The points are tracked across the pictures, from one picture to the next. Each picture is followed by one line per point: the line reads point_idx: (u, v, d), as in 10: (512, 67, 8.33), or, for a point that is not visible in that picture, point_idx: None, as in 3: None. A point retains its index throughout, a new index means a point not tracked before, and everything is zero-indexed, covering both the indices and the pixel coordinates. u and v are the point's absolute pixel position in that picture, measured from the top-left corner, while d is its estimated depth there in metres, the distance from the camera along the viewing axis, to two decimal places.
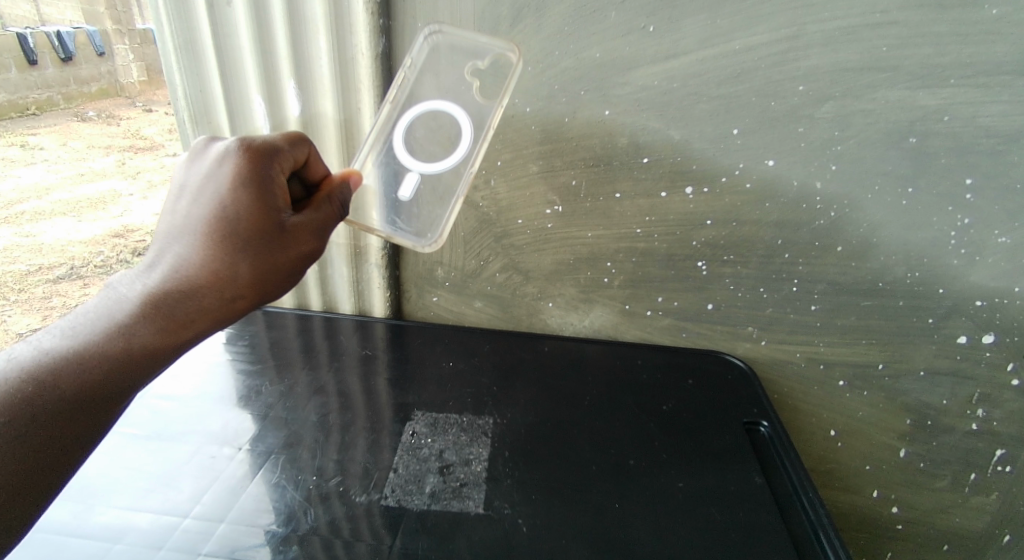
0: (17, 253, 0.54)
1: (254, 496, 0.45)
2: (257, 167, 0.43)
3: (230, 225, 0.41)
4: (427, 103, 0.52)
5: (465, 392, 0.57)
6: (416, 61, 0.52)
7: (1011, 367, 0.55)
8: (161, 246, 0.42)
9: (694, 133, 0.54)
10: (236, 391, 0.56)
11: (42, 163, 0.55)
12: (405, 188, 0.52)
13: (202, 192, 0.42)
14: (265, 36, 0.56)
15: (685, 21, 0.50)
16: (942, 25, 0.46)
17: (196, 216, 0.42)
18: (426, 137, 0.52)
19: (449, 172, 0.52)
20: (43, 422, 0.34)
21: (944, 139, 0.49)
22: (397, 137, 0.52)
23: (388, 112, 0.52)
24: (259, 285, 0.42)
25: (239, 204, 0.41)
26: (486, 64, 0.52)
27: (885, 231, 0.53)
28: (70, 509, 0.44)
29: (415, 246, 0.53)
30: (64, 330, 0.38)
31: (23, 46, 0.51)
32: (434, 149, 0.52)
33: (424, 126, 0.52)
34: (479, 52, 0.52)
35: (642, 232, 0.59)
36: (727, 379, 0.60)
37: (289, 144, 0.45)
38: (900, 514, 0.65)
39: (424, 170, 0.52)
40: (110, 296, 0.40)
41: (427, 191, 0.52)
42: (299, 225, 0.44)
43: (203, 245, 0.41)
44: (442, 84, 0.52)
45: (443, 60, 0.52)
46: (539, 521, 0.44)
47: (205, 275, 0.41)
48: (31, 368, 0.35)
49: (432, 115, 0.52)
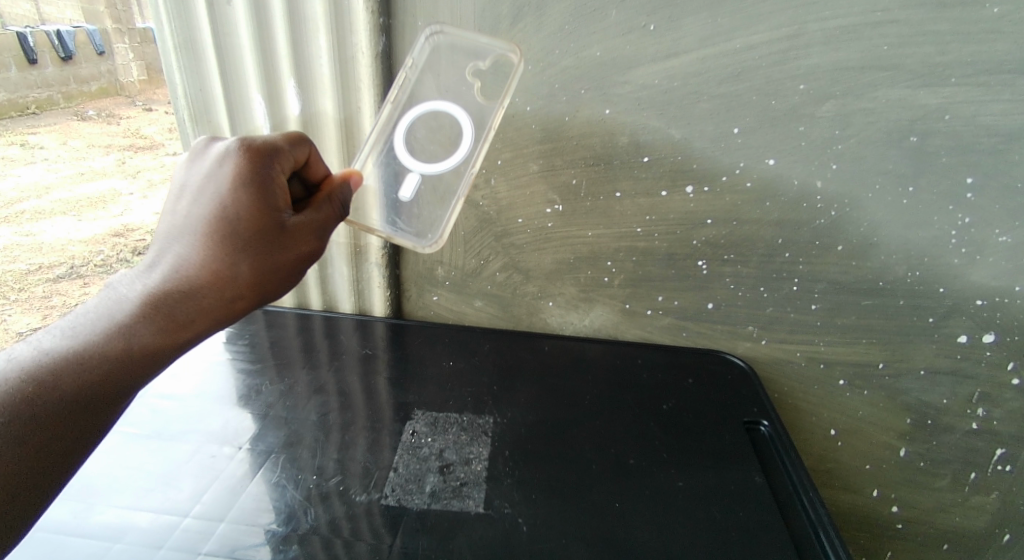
0: (17, 253, 0.54)
1: (254, 496, 0.45)
2: (257, 167, 0.43)
3: (230, 225, 0.41)
4: (428, 103, 0.52)
5: (465, 392, 0.57)
6: (416, 61, 0.52)
7: (1011, 366, 0.55)
8: (161, 246, 0.42)
9: (695, 132, 0.54)
10: (236, 390, 0.56)
11: (42, 163, 0.55)
12: (405, 189, 0.52)
13: (202, 192, 0.42)
14: (265, 35, 0.56)
15: (685, 20, 0.50)
16: (943, 24, 0.46)
17: (196, 216, 0.42)
18: (426, 137, 0.52)
19: (450, 172, 0.52)
20: (44, 422, 0.34)
21: (945, 139, 0.49)
22: (397, 137, 0.52)
23: (389, 112, 0.52)
24: (259, 285, 0.42)
25: (239, 204, 0.41)
26: (487, 65, 0.52)
27: (885, 230, 0.53)
28: (70, 509, 0.44)
29: (415, 247, 0.53)
30: (64, 331, 0.38)
31: (23, 45, 0.50)
32: (434, 149, 0.52)
33: (424, 127, 0.52)
34: (480, 52, 0.52)
35: (642, 231, 0.59)
36: (727, 379, 0.60)
37: (289, 144, 0.45)
38: (900, 513, 0.65)
39: (424, 170, 0.52)
40: (110, 296, 0.40)
41: (427, 191, 0.52)
42: (299, 225, 0.44)
43: (203, 245, 0.41)
44: (443, 84, 0.52)
45: (443, 60, 0.52)
46: (539, 520, 0.44)
47: (205, 275, 0.41)
48: (31, 368, 0.35)
49: (433, 115, 0.52)
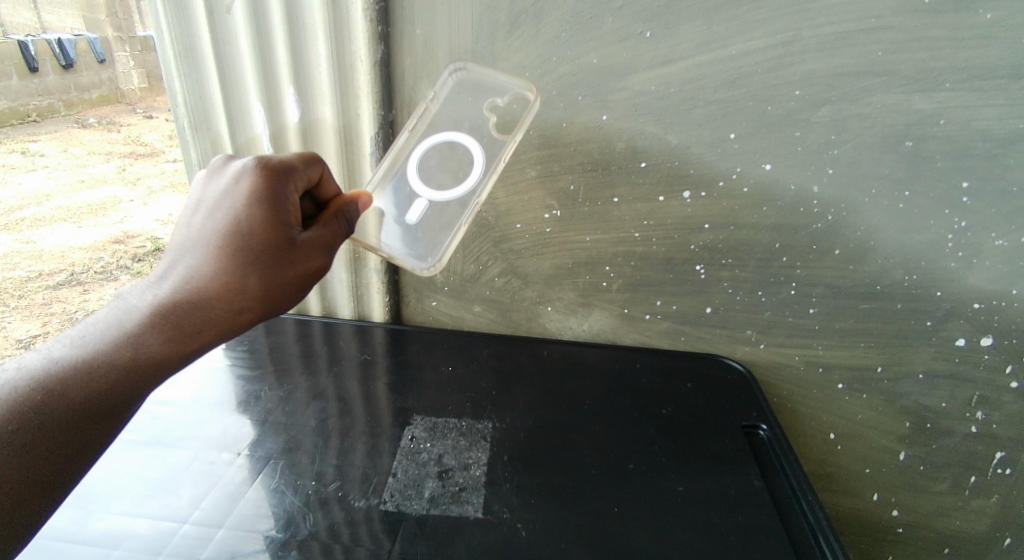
0: (18, 260, 0.54)
1: (252, 502, 0.45)
2: (272, 185, 0.44)
3: (242, 239, 0.42)
4: (444, 134, 0.54)
5: (464, 397, 0.57)
6: (438, 94, 0.54)
7: (1009, 369, 0.55)
8: (172, 258, 0.43)
9: (692, 138, 0.54)
10: (235, 395, 0.56)
11: (42, 171, 0.55)
12: (410, 213, 0.53)
13: (217, 207, 0.43)
14: (265, 43, 0.57)
15: (681, 26, 0.50)
16: (937, 30, 0.46)
17: (208, 230, 0.42)
18: (437, 165, 0.53)
19: (456, 201, 0.52)
20: (51, 429, 0.34)
21: (941, 143, 0.49)
22: (410, 163, 0.54)
23: (405, 139, 0.54)
24: (266, 298, 0.43)
25: (252, 219, 0.42)
26: (505, 102, 0.54)
27: (881, 235, 0.54)
28: (69, 515, 0.44)
29: (412, 269, 0.52)
30: (73, 340, 0.38)
31: (24, 54, 0.51)
32: (444, 177, 0.53)
33: (436, 156, 0.53)
34: (499, 89, 0.54)
35: (640, 236, 0.59)
36: (726, 382, 0.60)
37: (303, 163, 0.46)
38: (901, 517, 0.65)
39: (432, 197, 0.52)
40: (120, 306, 0.40)
41: (433, 217, 0.52)
42: (309, 241, 0.44)
43: (214, 259, 0.41)
44: (461, 117, 0.54)
45: (464, 95, 0.54)
46: (538, 526, 0.44)
47: (214, 287, 0.41)
48: (39, 376, 0.35)
49: (447, 145, 0.53)
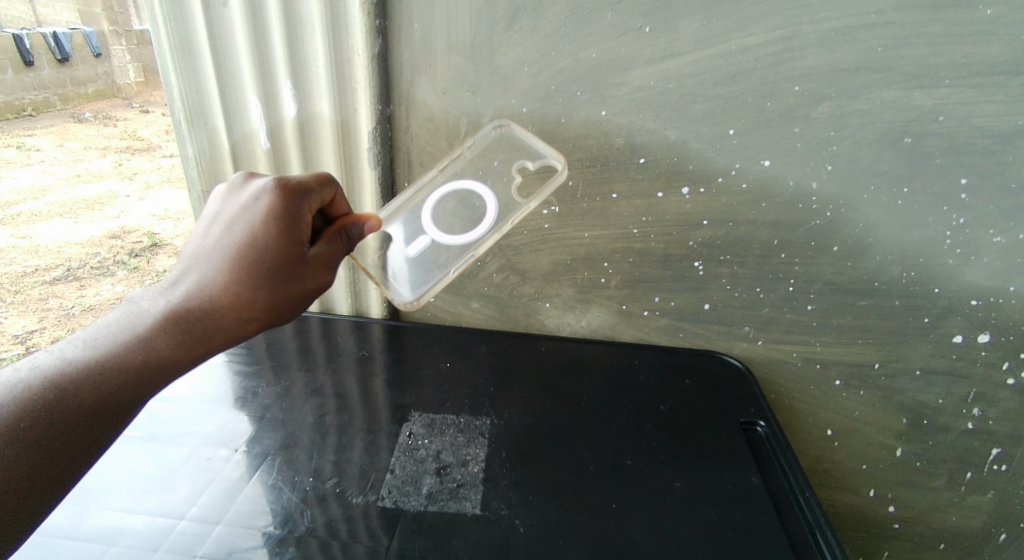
0: (14, 254, 0.53)
1: (249, 499, 0.45)
2: (288, 205, 0.44)
3: (256, 253, 0.42)
4: (470, 181, 0.56)
5: (462, 393, 0.57)
6: (477, 143, 0.57)
7: (1006, 366, 0.55)
8: (185, 266, 0.43)
9: (691, 133, 0.54)
10: (233, 391, 0.56)
11: (38, 164, 0.54)
12: (413, 246, 0.56)
13: (234, 221, 0.44)
14: (262, 38, 0.57)
15: (681, 21, 0.50)
16: (936, 26, 0.46)
17: (224, 242, 0.43)
18: (451, 210, 0.56)
19: (456, 248, 0.55)
20: (61, 428, 0.34)
21: (940, 139, 0.49)
22: (428, 198, 0.57)
23: (431, 176, 0.57)
24: (274, 309, 0.43)
25: (267, 235, 0.43)
26: (534, 167, 0.56)
27: (880, 231, 0.54)
28: (64, 512, 0.43)
29: (394, 299, 0.56)
30: (84, 340, 0.38)
31: (20, 47, 0.50)
32: (452, 222, 0.56)
33: (453, 201, 0.56)
34: (531, 154, 0.56)
35: (638, 233, 0.59)
36: (724, 378, 0.60)
37: (318, 183, 0.47)
38: (897, 513, 0.65)
39: (435, 238, 0.56)
40: (132, 310, 0.40)
41: (431, 256, 0.56)
42: (316, 257, 0.45)
43: (227, 270, 0.42)
44: (489, 171, 0.56)
45: (499, 149, 0.57)
46: (535, 523, 0.44)
47: (226, 297, 0.42)
48: (51, 375, 0.35)
49: (469, 192, 0.56)
